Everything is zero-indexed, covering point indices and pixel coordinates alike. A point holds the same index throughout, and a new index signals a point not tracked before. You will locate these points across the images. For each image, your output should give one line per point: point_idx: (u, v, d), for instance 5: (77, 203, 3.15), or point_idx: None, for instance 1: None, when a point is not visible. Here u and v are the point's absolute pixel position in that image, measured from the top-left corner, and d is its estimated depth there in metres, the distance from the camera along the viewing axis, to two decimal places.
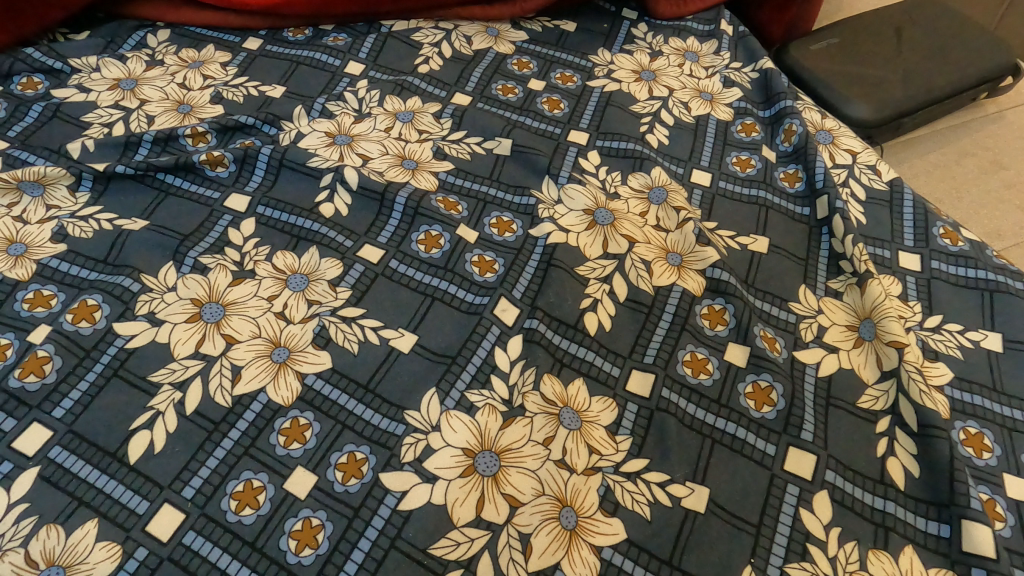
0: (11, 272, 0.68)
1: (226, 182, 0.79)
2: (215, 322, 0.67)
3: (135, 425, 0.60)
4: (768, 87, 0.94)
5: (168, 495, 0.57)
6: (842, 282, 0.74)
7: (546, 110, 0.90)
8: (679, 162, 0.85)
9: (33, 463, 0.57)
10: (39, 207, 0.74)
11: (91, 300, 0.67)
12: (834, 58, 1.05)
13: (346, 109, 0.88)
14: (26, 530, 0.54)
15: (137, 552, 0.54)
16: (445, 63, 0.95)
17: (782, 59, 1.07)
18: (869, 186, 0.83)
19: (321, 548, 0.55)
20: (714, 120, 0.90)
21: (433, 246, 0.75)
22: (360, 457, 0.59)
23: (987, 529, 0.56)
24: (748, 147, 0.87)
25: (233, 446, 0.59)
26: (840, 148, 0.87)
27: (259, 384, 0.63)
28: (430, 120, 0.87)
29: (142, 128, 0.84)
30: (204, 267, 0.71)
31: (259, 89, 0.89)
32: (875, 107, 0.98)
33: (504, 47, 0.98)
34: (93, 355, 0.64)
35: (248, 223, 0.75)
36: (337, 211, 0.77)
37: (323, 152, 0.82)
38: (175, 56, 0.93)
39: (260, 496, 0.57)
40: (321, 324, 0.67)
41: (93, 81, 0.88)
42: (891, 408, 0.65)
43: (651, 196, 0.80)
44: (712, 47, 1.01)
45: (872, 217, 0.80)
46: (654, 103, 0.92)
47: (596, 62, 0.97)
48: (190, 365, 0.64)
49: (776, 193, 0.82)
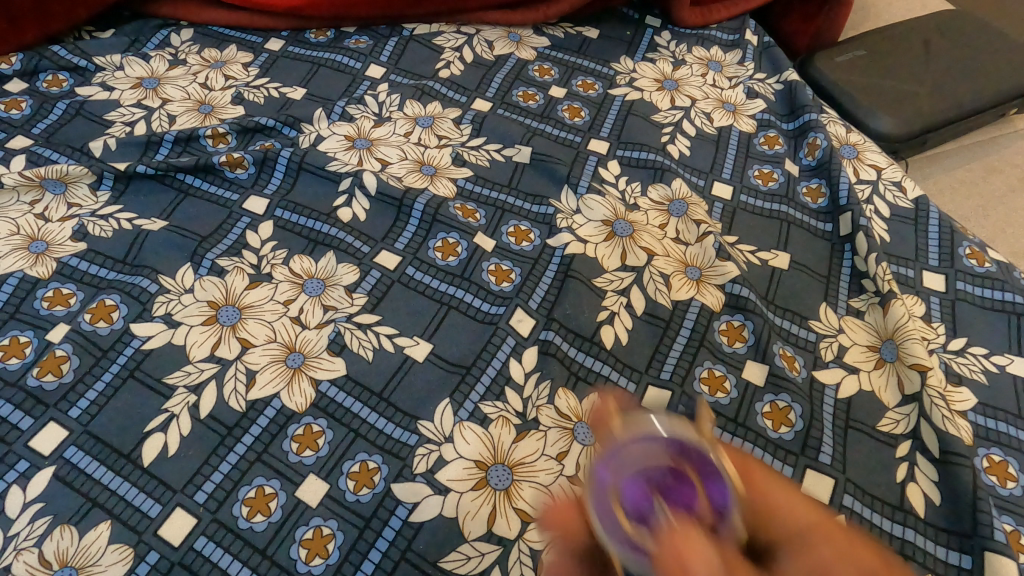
0: (32, 271, 0.69)
1: (245, 184, 0.79)
2: (230, 325, 0.67)
3: (149, 427, 0.60)
4: (792, 99, 0.92)
5: (181, 499, 0.57)
6: (864, 301, 0.73)
7: (567, 118, 0.89)
8: (700, 174, 0.84)
9: (48, 462, 0.58)
10: (61, 205, 0.75)
11: (109, 300, 0.67)
12: (861, 70, 1.03)
13: (366, 112, 0.88)
14: (40, 530, 0.54)
15: (149, 556, 0.54)
16: (466, 68, 0.94)
17: (806, 70, 1.05)
18: (894, 203, 0.82)
19: (331, 558, 0.54)
20: (737, 131, 0.89)
21: (450, 254, 0.74)
22: (372, 466, 0.59)
23: (1010, 562, 0.54)
24: (771, 160, 0.86)
25: (246, 452, 0.59)
26: (864, 163, 0.86)
27: (273, 389, 0.63)
28: (450, 126, 0.87)
29: (163, 127, 0.84)
30: (221, 270, 0.71)
31: (280, 90, 0.89)
32: (901, 121, 0.96)
33: (526, 53, 0.97)
34: (110, 356, 0.64)
35: (267, 226, 0.75)
36: (355, 216, 0.77)
37: (342, 156, 0.82)
38: (198, 56, 0.94)
39: (272, 503, 0.57)
40: (336, 330, 0.67)
41: (116, 79, 0.89)
42: (912, 432, 0.63)
43: (671, 208, 0.79)
44: (736, 56, 1.00)
45: (896, 235, 0.79)
46: (676, 112, 0.91)
47: (618, 70, 0.96)
48: (205, 369, 0.64)
49: (798, 208, 0.81)
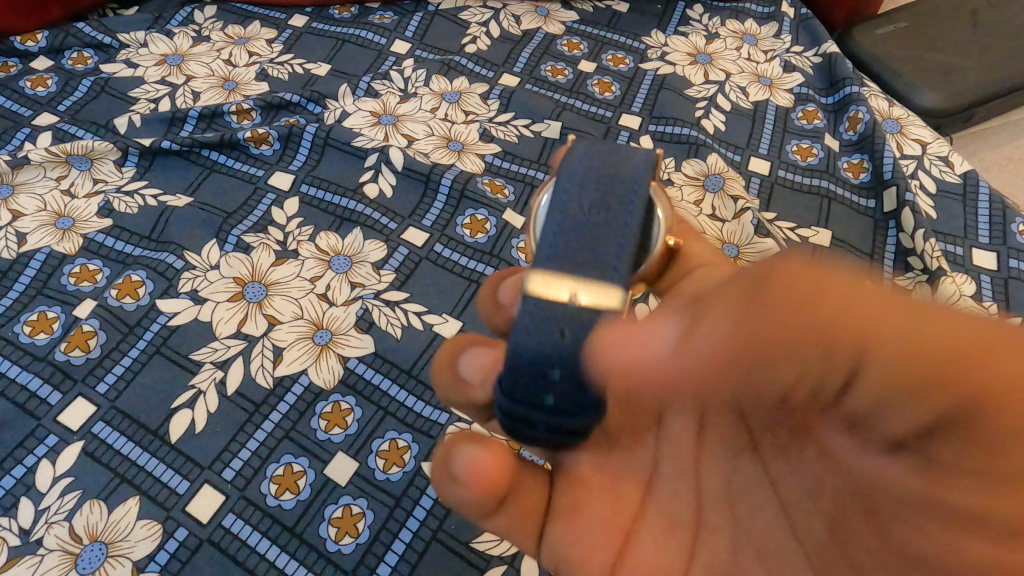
0: (59, 246, 0.69)
1: (270, 160, 0.78)
2: (257, 302, 0.66)
3: (176, 403, 0.59)
4: (832, 72, 0.89)
5: (209, 476, 0.56)
6: (911, 279, 0.70)
7: (597, 93, 0.87)
8: (736, 149, 0.82)
9: (77, 437, 0.57)
10: (86, 181, 0.74)
11: (135, 276, 0.67)
12: (903, 43, 0.99)
13: (392, 88, 0.86)
14: (70, 504, 0.54)
15: (177, 532, 0.53)
16: (493, 43, 0.92)
17: (844, 44, 1.01)
18: (940, 179, 0.78)
19: (361, 536, 0.53)
20: (774, 106, 0.86)
21: (479, 231, 0.72)
22: (402, 445, 0.58)
23: None
24: (810, 135, 0.83)
25: (274, 430, 0.58)
26: (908, 137, 0.82)
27: (301, 365, 0.62)
28: (477, 101, 0.85)
29: (187, 104, 0.83)
30: (247, 246, 0.70)
31: (304, 67, 0.88)
32: (945, 95, 0.92)
33: (554, 27, 0.95)
34: (136, 332, 0.63)
35: (292, 202, 0.74)
36: (382, 192, 0.75)
37: (368, 132, 0.80)
38: (221, 32, 0.92)
39: (300, 481, 0.56)
40: (364, 307, 0.66)
41: (141, 56, 0.88)
42: None
43: (707, 183, 0.77)
44: (772, 29, 0.96)
45: (943, 211, 0.75)
46: (710, 87, 0.88)
47: (649, 44, 0.93)
48: (232, 345, 0.63)
49: (839, 184, 0.78)
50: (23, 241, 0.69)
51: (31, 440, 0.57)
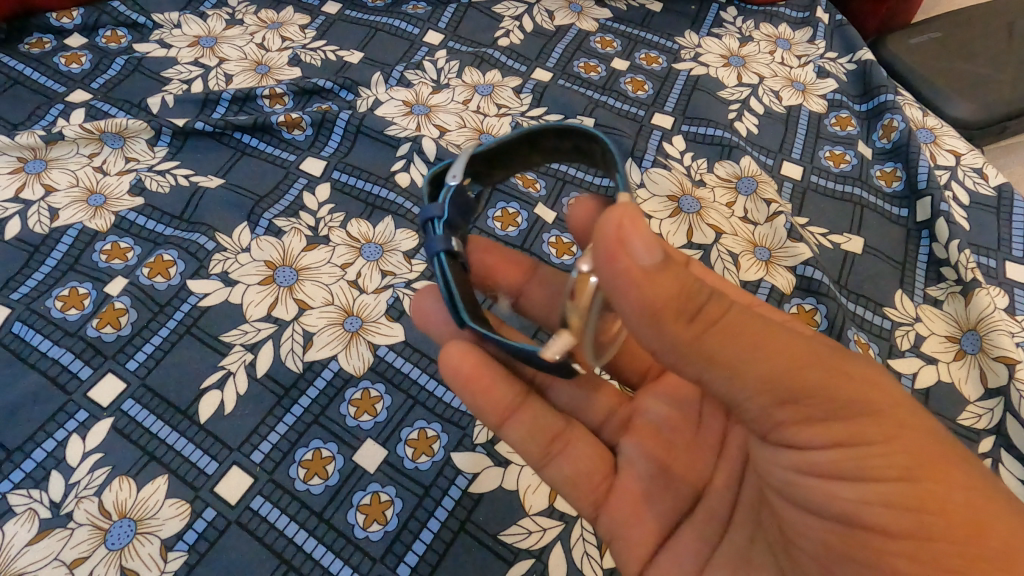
0: (91, 223, 0.68)
1: (302, 146, 0.78)
2: (288, 286, 0.66)
3: (205, 384, 0.59)
4: (866, 79, 0.88)
5: (237, 458, 0.56)
6: (943, 290, 0.69)
7: (629, 91, 0.86)
8: (769, 153, 0.81)
9: (107, 414, 0.57)
10: (118, 159, 0.74)
11: (167, 256, 0.66)
12: (937, 53, 0.98)
13: (424, 78, 0.86)
14: (99, 480, 0.53)
15: (206, 512, 0.53)
16: (526, 38, 0.91)
17: (876, 53, 1.01)
18: (973, 190, 0.78)
19: (389, 524, 0.53)
20: (807, 111, 0.85)
21: (510, 224, 0.72)
22: (431, 434, 0.58)
23: None
24: (844, 142, 0.82)
25: (303, 414, 0.58)
26: (942, 147, 0.82)
27: (330, 351, 0.62)
28: (510, 95, 0.85)
29: (220, 86, 0.83)
30: (279, 230, 0.69)
31: (336, 53, 0.88)
32: (978, 108, 0.92)
33: (587, 24, 0.94)
34: (167, 311, 0.63)
35: (324, 188, 0.74)
36: (413, 181, 0.75)
37: (401, 121, 0.80)
38: (255, 16, 0.92)
39: (329, 467, 0.55)
40: (395, 295, 0.66)
41: (174, 37, 0.88)
42: (996, 428, 0.60)
43: (739, 185, 0.76)
44: (807, 34, 0.95)
45: (976, 223, 0.75)
46: (743, 89, 0.88)
47: (682, 44, 0.93)
48: (262, 328, 0.63)
49: (873, 192, 0.78)
50: (55, 217, 0.69)
51: (62, 415, 0.57)
